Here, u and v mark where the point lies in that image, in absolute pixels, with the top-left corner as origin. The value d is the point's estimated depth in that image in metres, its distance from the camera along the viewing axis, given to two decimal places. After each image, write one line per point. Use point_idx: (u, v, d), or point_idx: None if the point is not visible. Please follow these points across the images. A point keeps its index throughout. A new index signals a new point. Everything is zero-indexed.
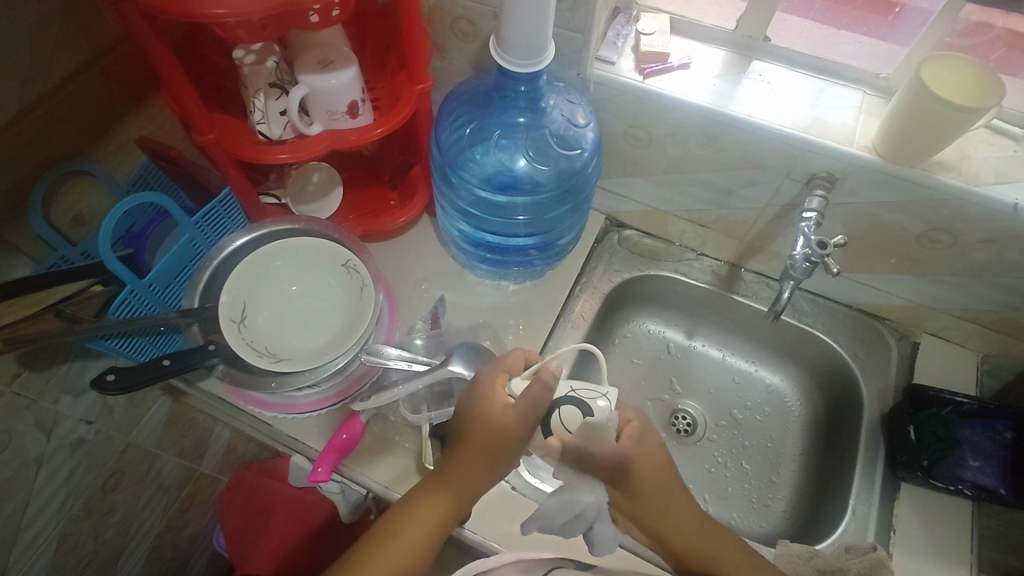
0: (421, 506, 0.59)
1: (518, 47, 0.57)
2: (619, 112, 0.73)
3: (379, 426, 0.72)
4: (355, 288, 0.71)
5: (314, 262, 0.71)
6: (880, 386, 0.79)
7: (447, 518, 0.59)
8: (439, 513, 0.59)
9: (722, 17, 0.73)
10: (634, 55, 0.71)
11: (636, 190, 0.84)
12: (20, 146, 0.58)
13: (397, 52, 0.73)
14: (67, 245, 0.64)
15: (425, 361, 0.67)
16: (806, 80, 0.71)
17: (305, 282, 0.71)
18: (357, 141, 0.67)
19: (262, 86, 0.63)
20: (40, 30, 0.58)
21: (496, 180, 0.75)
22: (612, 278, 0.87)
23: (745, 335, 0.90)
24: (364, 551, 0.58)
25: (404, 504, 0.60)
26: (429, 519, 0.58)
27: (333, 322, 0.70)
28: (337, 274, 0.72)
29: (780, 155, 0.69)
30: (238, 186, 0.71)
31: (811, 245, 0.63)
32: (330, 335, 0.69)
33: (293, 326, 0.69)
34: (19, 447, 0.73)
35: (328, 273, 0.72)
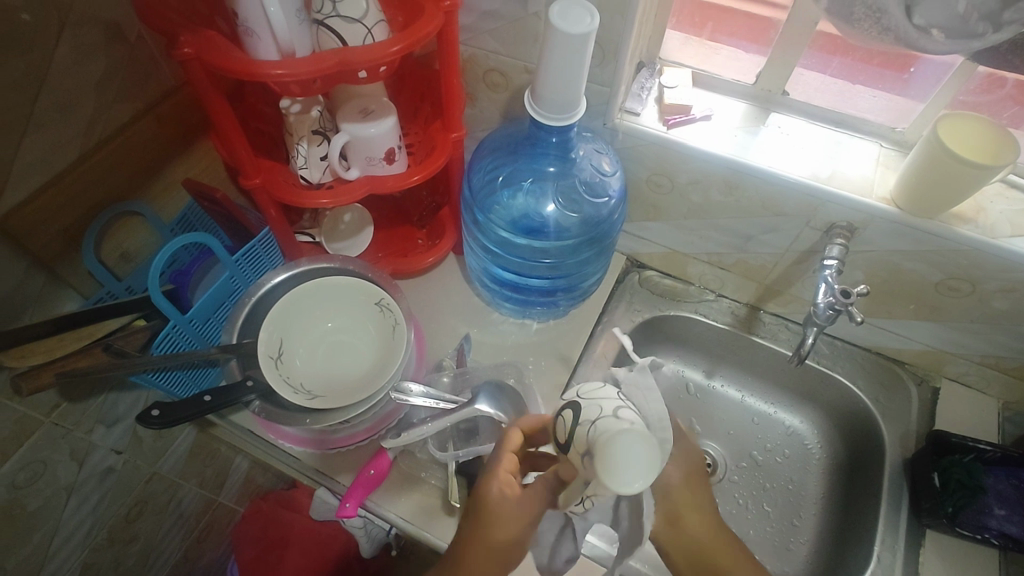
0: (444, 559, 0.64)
1: (550, 102, 0.59)
2: (643, 161, 0.76)
3: (406, 462, 0.73)
4: (387, 326, 0.72)
5: (348, 301, 0.74)
6: (902, 431, 0.79)
7: None
8: None
9: (742, 72, 0.77)
10: (657, 106, 0.75)
11: (657, 232, 0.87)
12: (78, 189, 0.62)
13: (430, 101, 0.76)
14: (113, 280, 0.67)
15: (450, 400, 0.70)
16: (825, 132, 0.74)
17: (339, 321, 0.74)
18: (392, 187, 0.70)
19: (306, 134, 0.66)
20: (104, 81, 0.62)
21: (522, 222, 0.77)
22: (633, 317, 0.89)
23: (764, 376, 0.91)
24: None
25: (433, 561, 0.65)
26: None
27: (365, 360, 0.72)
28: (370, 313, 0.74)
29: (799, 204, 0.71)
30: (277, 225, 0.74)
31: (834, 293, 0.64)
32: (363, 372, 0.71)
33: (328, 361, 0.71)
34: (53, 476, 0.75)
35: (362, 311, 0.74)
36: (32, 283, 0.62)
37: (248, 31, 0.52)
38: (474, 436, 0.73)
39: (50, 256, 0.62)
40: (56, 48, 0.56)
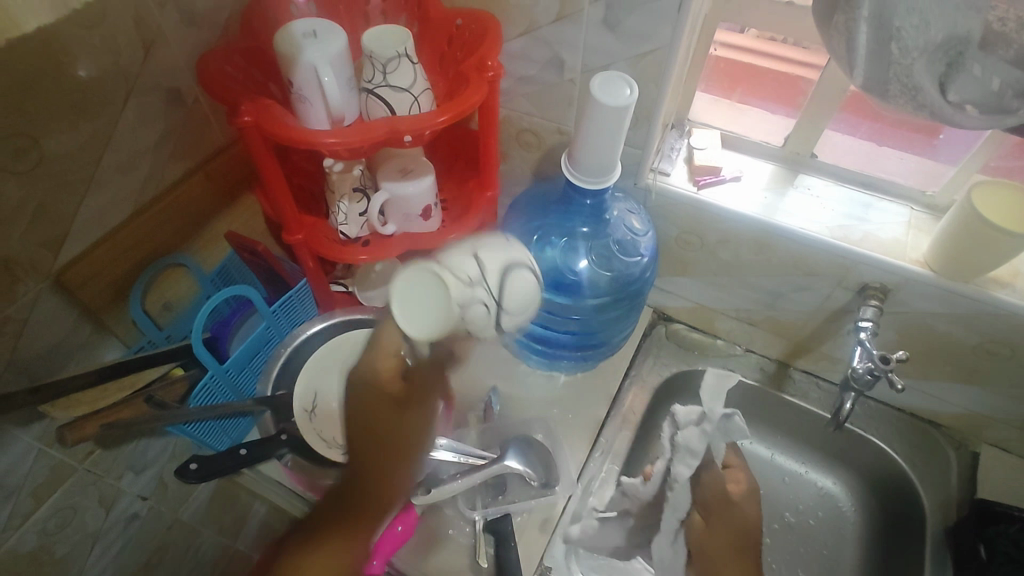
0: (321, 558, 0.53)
1: (587, 165, 0.61)
2: (673, 219, 0.78)
3: (433, 518, 0.72)
4: None
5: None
6: (942, 497, 0.77)
7: (348, 537, 0.55)
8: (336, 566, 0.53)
9: (771, 134, 0.78)
10: (687, 166, 0.77)
11: (684, 287, 0.87)
12: (128, 243, 0.65)
13: (465, 159, 0.79)
14: (156, 329, 0.69)
15: (479, 456, 0.72)
16: (853, 194, 0.75)
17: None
18: (428, 244, 0.72)
19: (347, 191, 0.69)
20: (161, 141, 0.65)
21: (552, 277, 0.78)
22: (660, 372, 0.89)
23: (795, 433, 0.89)
24: (316, 541, 0.55)
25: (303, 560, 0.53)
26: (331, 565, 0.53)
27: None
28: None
29: (831, 265, 0.71)
30: (314, 277, 0.76)
31: (872, 358, 0.63)
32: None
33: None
34: (80, 523, 0.75)
35: None
36: (80, 333, 0.64)
37: (300, 99, 0.55)
38: (502, 494, 0.73)
39: (98, 306, 0.64)
40: (121, 113, 0.60)
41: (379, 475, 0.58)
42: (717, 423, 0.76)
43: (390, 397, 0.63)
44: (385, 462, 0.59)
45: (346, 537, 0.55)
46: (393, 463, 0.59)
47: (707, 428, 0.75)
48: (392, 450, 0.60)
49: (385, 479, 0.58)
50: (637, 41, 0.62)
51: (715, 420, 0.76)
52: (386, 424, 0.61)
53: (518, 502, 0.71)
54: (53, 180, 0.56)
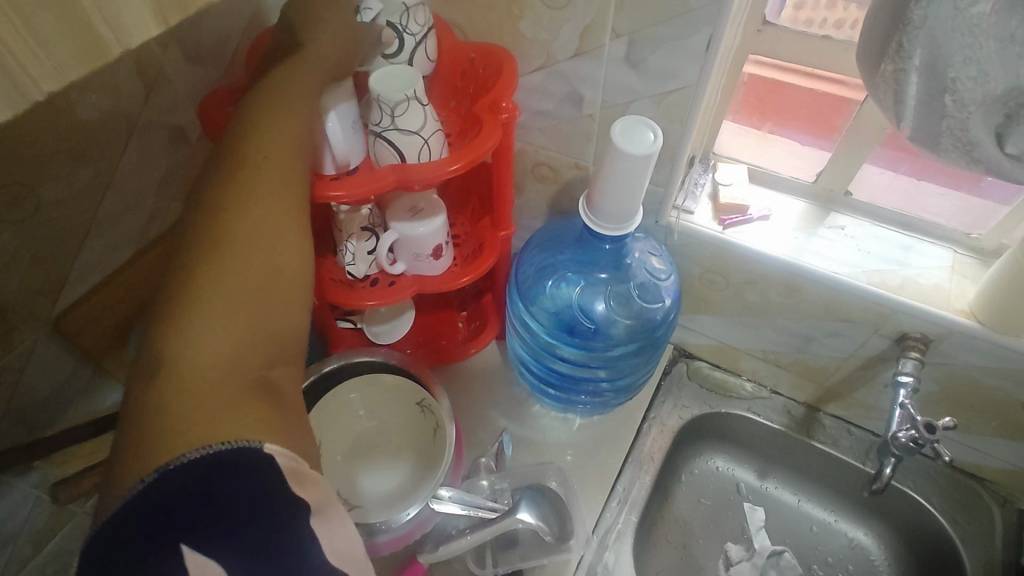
0: (226, 318, 0.41)
1: (605, 211, 0.57)
2: (697, 258, 0.74)
3: (441, 572, 0.68)
4: (428, 427, 0.69)
5: (391, 396, 0.72)
6: (986, 560, 0.71)
7: (257, 340, 0.41)
8: (243, 341, 0.40)
9: (801, 170, 0.74)
10: (711, 204, 0.73)
11: (708, 326, 0.83)
12: (130, 286, 0.63)
13: (478, 193, 0.76)
14: None
15: (490, 508, 0.67)
16: (890, 235, 0.70)
17: (381, 416, 0.73)
18: (438, 287, 0.69)
19: (355, 231, 0.66)
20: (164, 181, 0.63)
21: (568, 319, 0.74)
22: (681, 414, 0.85)
23: (824, 481, 0.84)
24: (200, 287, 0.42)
25: (216, 282, 0.42)
26: (235, 333, 0.40)
27: (404, 461, 0.70)
28: (412, 411, 0.72)
29: (867, 311, 0.67)
30: (321, 316, 0.73)
31: (914, 424, 0.60)
32: (401, 476, 0.69)
33: (369, 459, 0.70)
34: None
35: (405, 410, 0.71)
36: (79, 376, 0.63)
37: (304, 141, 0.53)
38: (514, 546, 0.69)
39: (98, 350, 0.62)
40: (123, 155, 0.58)
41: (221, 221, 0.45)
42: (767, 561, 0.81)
43: (264, 123, 0.50)
44: (283, 188, 0.49)
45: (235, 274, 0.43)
46: (280, 158, 0.49)
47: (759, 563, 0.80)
48: (264, 150, 0.49)
49: (252, 182, 0.47)
50: (661, 79, 0.59)
51: (766, 557, 0.81)
52: (293, 130, 0.50)
53: (529, 559, 0.68)
54: (53, 227, 0.54)
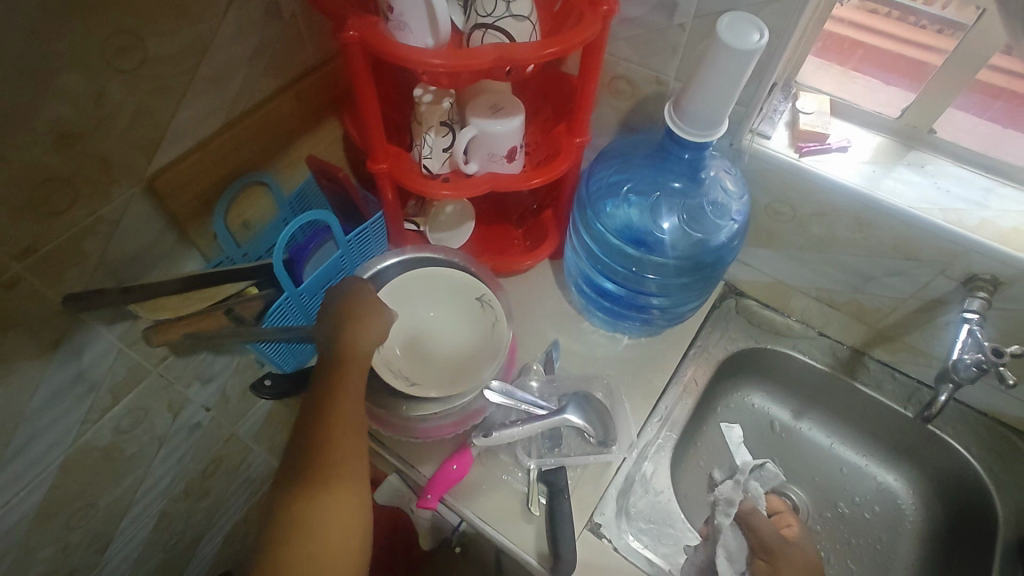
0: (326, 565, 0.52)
1: (692, 114, 0.57)
2: (767, 185, 0.73)
3: (488, 461, 0.72)
4: (487, 320, 0.73)
5: (447, 289, 0.75)
6: (1018, 506, 0.73)
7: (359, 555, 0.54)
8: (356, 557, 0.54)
9: (886, 104, 0.72)
10: (789, 131, 0.72)
11: (764, 261, 0.84)
12: (221, 156, 0.65)
13: (553, 102, 0.76)
14: (233, 246, 0.70)
15: (540, 407, 0.72)
16: (970, 176, 0.69)
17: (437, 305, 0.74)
18: (510, 186, 0.70)
19: (434, 124, 0.67)
20: (256, 56, 0.64)
21: (630, 234, 0.74)
22: (727, 346, 0.86)
23: (860, 424, 0.86)
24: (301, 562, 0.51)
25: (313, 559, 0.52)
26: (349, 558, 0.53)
27: (463, 345, 0.72)
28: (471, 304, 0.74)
29: (937, 251, 0.67)
30: (389, 210, 0.75)
31: (984, 350, 0.62)
32: (463, 355, 0.71)
33: (429, 344, 0.72)
34: (150, 425, 0.79)
35: (464, 304, 0.74)
36: (165, 240, 0.66)
37: (400, 24, 0.54)
38: (558, 447, 0.72)
39: (185, 217, 0.65)
40: (222, 22, 0.59)
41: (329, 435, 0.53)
42: (748, 475, 0.82)
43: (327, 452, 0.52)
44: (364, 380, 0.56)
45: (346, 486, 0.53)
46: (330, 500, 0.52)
47: (741, 478, 0.80)
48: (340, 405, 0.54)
49: (343, 395, 0.54)
50: None
51: (748, 470, 0.82)
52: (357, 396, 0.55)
53: (574, 456, 0.70)
54: (156, 82, 0.56)
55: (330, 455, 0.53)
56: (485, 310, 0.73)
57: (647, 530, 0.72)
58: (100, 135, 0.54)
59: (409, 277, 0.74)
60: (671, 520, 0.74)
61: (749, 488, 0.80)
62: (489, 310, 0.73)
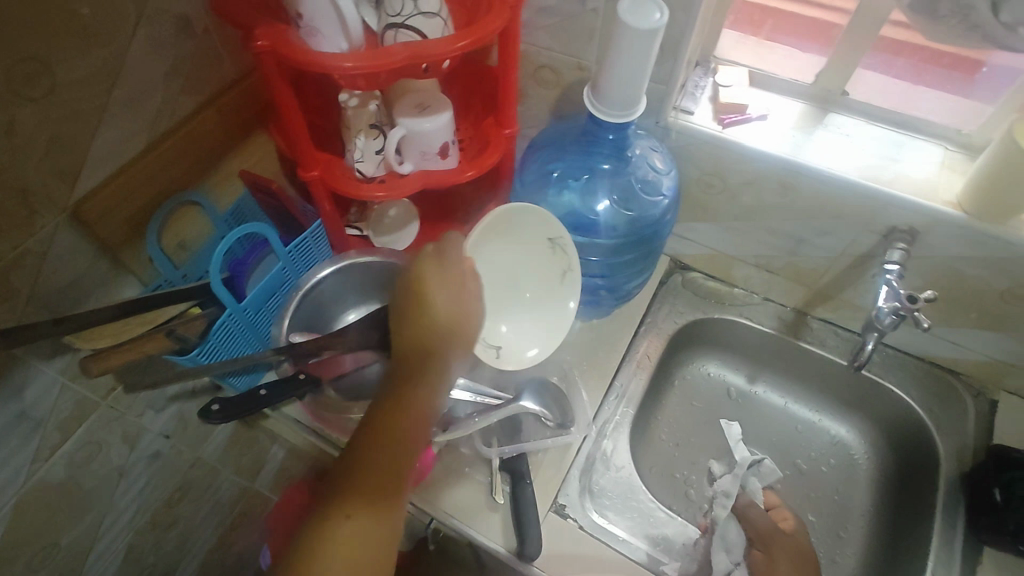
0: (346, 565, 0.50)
1: (608, 97, 0.59)
2: (695, 160, 0.75)
3: (450, 456, 0.73)
4: (551, 257, 0.75)
5: (530, 234, 0.75)
6: (958, 443, 0.77)
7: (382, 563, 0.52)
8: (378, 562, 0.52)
9: (800, 71, 0.75)
10: (711, 105, 0.74)
11: (704, 234, 0.86)
12: (147, 178, 0.64)
13: (481, 97, 0.77)
14: (171, 268, 0.69)
15: (494, 395, 0.73)
16: (883, 133, 0.72)
17: (537, 280, 0.78)
18: (445, 182, 0.70)
19: (363, 127, 0.67)
20: (171, 74, 0.63)
21: (570, 220, 0.77)
22: (676, 319, 0.88)
23: (810, 382, 0.89)
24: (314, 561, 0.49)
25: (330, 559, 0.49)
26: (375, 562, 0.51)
27: (548, 278, 0.78)
28: (546, 249, 0.75)
29: (858, 208, 0.69)
30: (328, 218, 0.75)
31: (899, 298, 0.64)
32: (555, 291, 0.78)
33: (556, 319, 0.77)
34: (105, 459, 0.77)
35: (539, 236, 0.75)
36: (98, 268, 0.64)
37: (312, 30, 0.54)
38: (517, 434, 0.74)
39: (115, 243, 0.64)
40: (132, 42, 0.58)
41: (373, 447, 0.53)
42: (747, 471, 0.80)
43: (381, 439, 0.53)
44: (421, 377, 0.56)
45: (376, 499, 0.52)
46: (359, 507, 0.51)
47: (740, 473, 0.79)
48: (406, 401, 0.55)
49: (411, 395, 0.55)
50: None
51: (745, 467, 0.80)
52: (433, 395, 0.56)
53: (532, 441, 0.71)
54: (66, 108, 0.55)
55: (385, 449, 0.53)
56: (560, 245, 0.74)
57: (611, 504, 0.74)
58: (13, 167, 0.53)
59: (507, 216, 0.71)
60: (634, 492, 0.75)
61: (745, 484, 0.79)
62: (561, 243, 0.74)
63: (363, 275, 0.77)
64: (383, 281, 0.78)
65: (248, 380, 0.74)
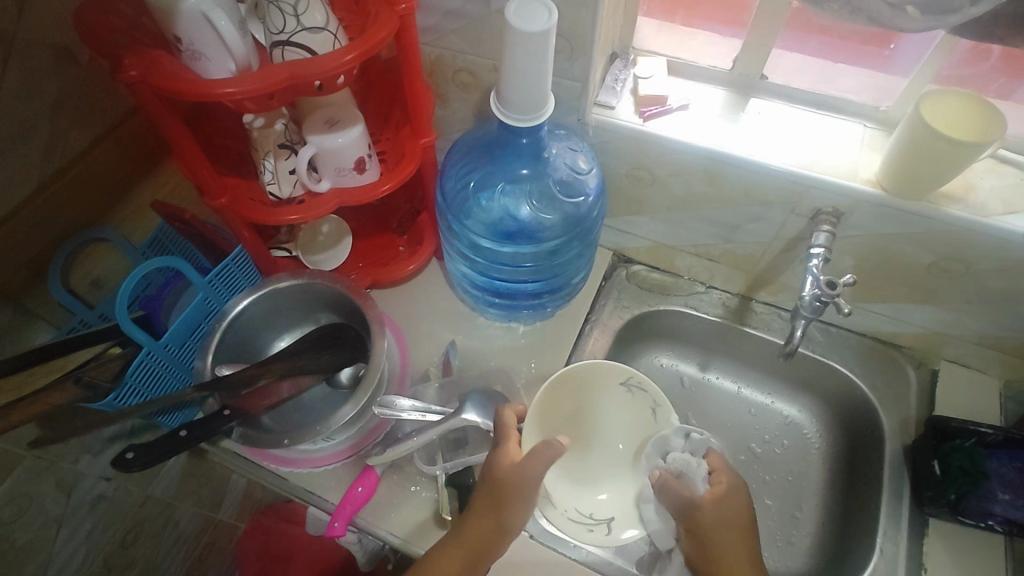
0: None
1: (514, 102, 0.58)
2: (621, 155, 0.74)
3: (394, 476, 0.72)
4: (639, 402, 0.70)
5: (598, 398, 0.72)
6: (902, 416, 0.78)
7: None
8: None
9: (718, 58, 0.74)
10: (633, 98, 0.73)
11: (641, 227, 0.85)
12: (43, 218, 0.61)
13: (399, 105, 0.74)
14: (85, 309, 0.66)
15: (438, 411, 0.70)
16: (805, 115, 0.72)
17: (623, 437, 0.73)
18: (365, 197, 0.68)
19: (272, 148, 0.65)
20: (57, 107, 0.61)
21: (501, 227, 0.74)
22: (622, 314, 0.87)
23: (760, 366, 0.89)
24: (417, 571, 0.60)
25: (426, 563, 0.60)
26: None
27: (624, 418, 0.72)
28: (620, 391, 0.71)
29: (784, 192, 0.69)
30: (250, 244, 0.73)
31: (820, 285, 0.63)
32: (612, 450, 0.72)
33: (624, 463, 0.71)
34: (39, 509, 0.74)
35: (612, 393, 0.71)
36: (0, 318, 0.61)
37: (195, 54, 0.52)
38: (463, 446, 0.72)
39: (15, 289, 0.61)
40: (4, 78, 0.55)
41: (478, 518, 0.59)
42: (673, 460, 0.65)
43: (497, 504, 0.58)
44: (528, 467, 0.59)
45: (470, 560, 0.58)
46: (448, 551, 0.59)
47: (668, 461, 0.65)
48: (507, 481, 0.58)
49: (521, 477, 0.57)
50: None
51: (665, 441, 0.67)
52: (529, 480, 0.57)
53: (476, 454, 0.69)
54: None
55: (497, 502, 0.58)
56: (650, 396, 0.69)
57: None
58: None
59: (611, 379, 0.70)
60: None
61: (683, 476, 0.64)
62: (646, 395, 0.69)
63: (291, 298, 0.75)
64: (313, 302, 0.77)
65: (182, 417, 0.72)
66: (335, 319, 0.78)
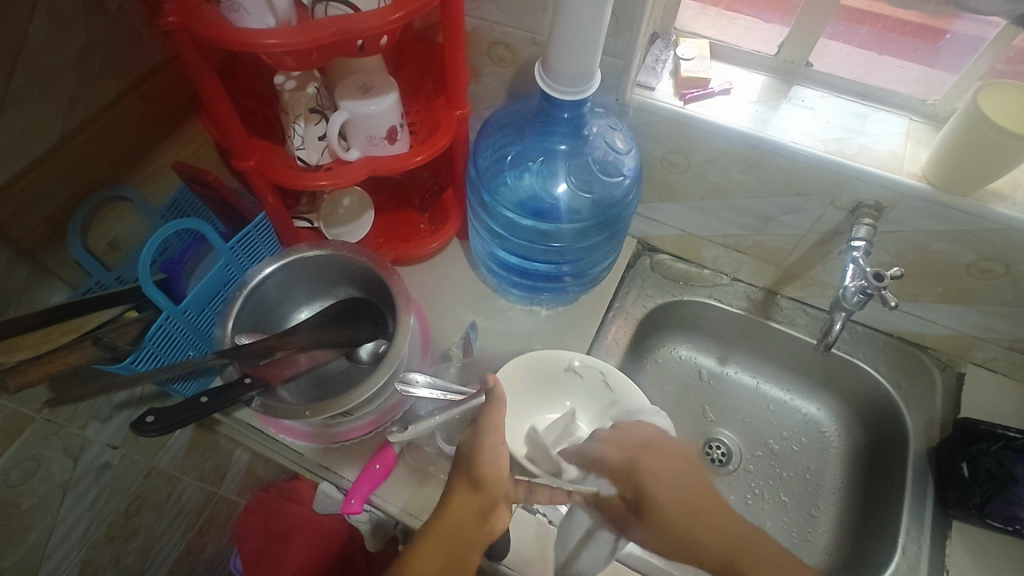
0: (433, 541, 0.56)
1: (564, 75, 0.57)
2: (658, 139, 0.72)
3: (413, 456, 0.71)
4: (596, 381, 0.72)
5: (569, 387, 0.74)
6: (927, 417, 0.77)
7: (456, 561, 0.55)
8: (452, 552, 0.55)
9: (763, 43, 0.72)
10: (672, 80, 0.71)
11: (671, 214, 0.83)
12: (65, 171, 0.59)
13: (433, 77, 0.73)
14: (103, 269, 0.64)
15: (457, 391, 0.66)
16: (848, 105, 0.70)
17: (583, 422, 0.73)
18: (394, 168, 0.66)
19: (302, 112, 0.62)
20: (84, 57, 0.58)
21: (531, 204, 0.74)
22: (645, 303, 0.86)
23: (781, 362, 0.88)
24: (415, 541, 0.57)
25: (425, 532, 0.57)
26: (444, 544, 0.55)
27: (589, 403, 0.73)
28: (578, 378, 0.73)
29: (825, 183, 0.67)
30: (274, 211, 0.71)
31: (866, 276, 0.62)
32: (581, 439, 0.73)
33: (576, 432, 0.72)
34: (47, 474, 0.71)
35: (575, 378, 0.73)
36: (16, 274, 0.58)
37: (233, 5, 0.49)
38: None
39: (33, 245, 0.58)
40: (32, 20, 0.52)
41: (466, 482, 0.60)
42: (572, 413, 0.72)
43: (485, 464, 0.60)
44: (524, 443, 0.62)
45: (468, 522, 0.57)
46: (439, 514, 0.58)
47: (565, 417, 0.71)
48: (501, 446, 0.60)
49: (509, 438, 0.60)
50: None
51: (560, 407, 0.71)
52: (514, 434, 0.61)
53: None
54: None
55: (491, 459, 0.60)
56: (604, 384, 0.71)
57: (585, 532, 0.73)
58: None
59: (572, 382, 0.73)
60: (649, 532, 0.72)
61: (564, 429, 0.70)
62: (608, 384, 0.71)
63: (313, 268, 0.73)
64: (334, 275, 0.75)
65: (197, 385, 0.71)
66: (355, 293, 0.77)
